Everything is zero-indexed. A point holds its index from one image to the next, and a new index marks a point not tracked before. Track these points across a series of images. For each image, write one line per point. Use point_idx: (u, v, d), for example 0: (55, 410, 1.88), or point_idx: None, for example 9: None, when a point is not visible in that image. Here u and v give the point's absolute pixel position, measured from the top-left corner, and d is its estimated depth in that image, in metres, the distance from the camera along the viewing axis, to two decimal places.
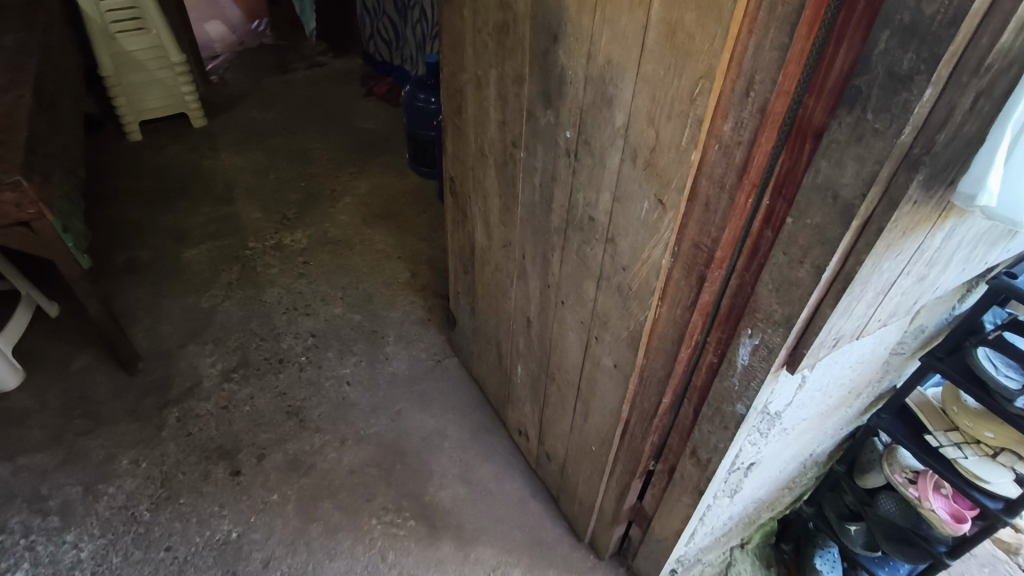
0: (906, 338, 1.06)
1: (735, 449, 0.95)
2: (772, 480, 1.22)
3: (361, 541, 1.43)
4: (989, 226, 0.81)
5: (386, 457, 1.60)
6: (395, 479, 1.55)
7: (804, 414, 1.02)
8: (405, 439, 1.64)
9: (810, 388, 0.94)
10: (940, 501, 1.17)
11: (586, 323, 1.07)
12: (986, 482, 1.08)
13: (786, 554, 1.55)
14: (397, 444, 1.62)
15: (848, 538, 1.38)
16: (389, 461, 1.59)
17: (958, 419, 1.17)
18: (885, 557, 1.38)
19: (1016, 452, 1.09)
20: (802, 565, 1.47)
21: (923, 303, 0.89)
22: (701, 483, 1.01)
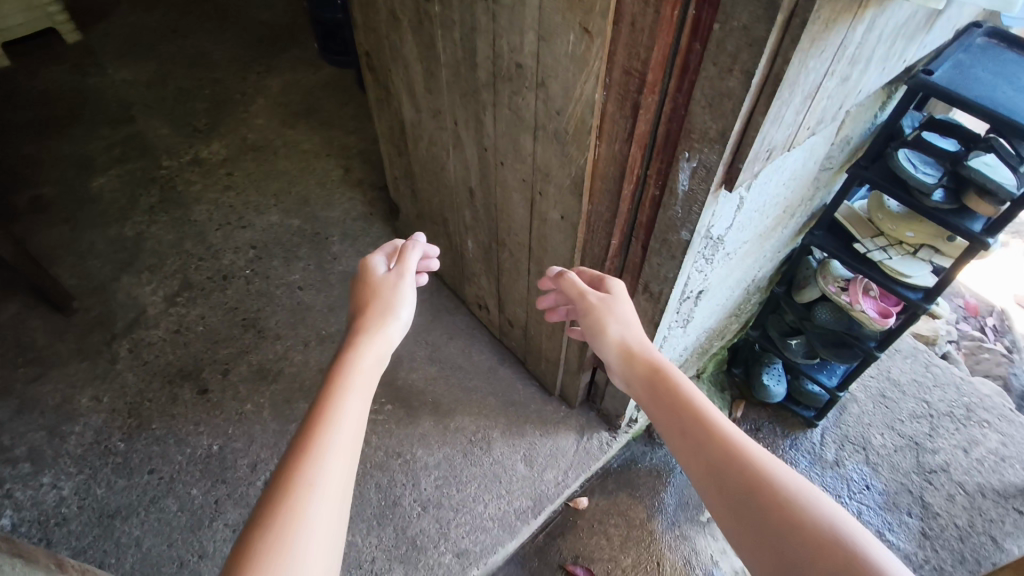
0: (834, 150, 1.10)
1: (684, 278, 0.99)
2: (720, 307, 1.30)
3: None
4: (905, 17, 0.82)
5: None
6: None
7: (744, 238, 1.07)
8: None
9: (748, 208, 0.98)
10: (869, 303, 1.28)
11: (529, 181, 1.06)
12: (908, 277, 1.19)
13: (737, 376, 1.75)
14: None
15: (790, 352, 1.52)
16: None
17: (883, 225, 1.24)
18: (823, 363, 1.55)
19: (933, 246, 1.19)
20: (753, 382, 1.65)
21: (848, 108, 0.91)
22: (655, 317, 1.07)
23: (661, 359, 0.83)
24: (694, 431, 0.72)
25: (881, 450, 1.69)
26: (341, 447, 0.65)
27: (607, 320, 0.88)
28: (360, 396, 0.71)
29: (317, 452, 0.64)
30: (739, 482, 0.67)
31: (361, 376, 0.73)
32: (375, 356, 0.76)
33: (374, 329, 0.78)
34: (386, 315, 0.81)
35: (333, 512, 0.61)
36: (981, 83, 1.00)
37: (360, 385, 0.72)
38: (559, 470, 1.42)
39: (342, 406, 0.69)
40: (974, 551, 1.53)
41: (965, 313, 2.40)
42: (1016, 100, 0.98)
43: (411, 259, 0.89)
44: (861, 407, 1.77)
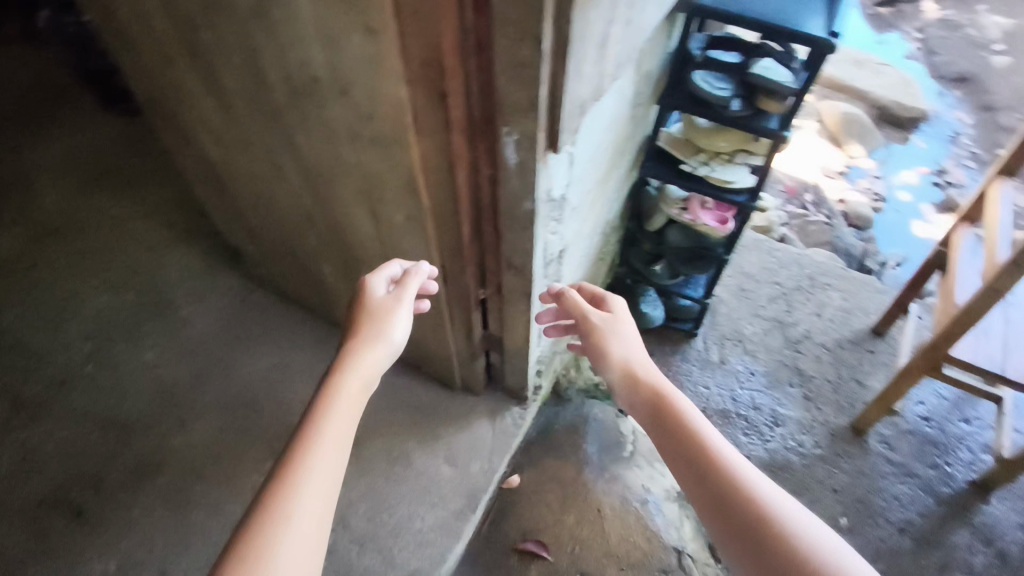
0: (640, 86, 1.16)
1: (542, 243, 1.01)
2: (584, 256, 1.34)
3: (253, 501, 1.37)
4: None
5: (237, 413, 1.51)
6: (258, 425, 1.49)
7: (586, 189, 1.11)
8: (249, 387, 1.55)
9: (580, 162, 1.01)
10: (709, 214, 1.46)
11: (363, 191, 1.01)
12: (733, 182, 1.35)
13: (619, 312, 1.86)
14: (243, 395, 1.54)
15: (658, 276, 1.65)
16: (244, 414, 1.50)
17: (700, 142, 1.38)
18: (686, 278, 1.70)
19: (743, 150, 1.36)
20: (633, 314, 1.77)
21: (639, 46, 0.95)
22: (527, 288, 1.08)
23: (647, 362, 0.95)
24: (673, 427, 0.84)
25: (755, 336, 1.90)
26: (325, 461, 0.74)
27: (600, 323, 1.00)
28: (345, 419, 0.80)
29: (303, 464, 0.73)
30: (709, 477, 0.78)
31: (346, 400, 0.81)
32: (360, 380, 0.84)
33: (355, 355, 0.86)
34: (371, 343, 0.88)
35: (316, 517, 0.70)
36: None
37: (343, 406, 0.80)
38: (484, 458, 1.42)
39: (326, 425, 0.78)
40: (846, 396, 1.78)
41: (786, 196, 2.71)
42: (776, 8, 1.10)
43: (412, 282, 0.96)
44: (729, 305, 1.98)
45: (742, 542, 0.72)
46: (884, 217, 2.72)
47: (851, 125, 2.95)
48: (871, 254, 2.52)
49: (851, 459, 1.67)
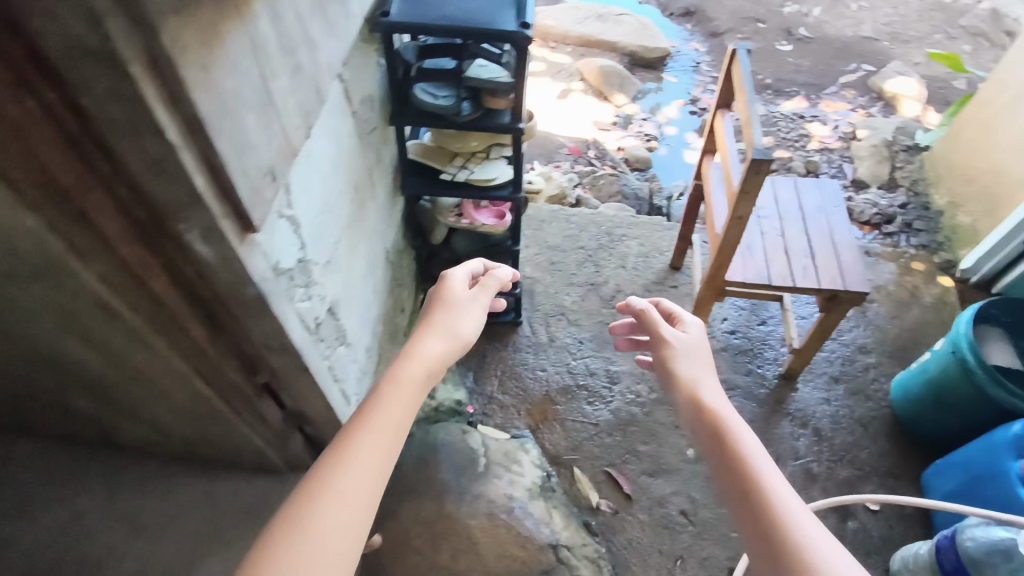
0: (358, 115, 1.09)
1: (294, 316, 0.92)
2: (366, 298, 1.27)
3: None
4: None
5: None
6: None
7: (332, 238, 1.03)
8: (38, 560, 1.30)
9: (309, 219, 0.93)
10: (485, 214, 1.48)
11: (61, 324, 0.84)
12: (493, 179, 1.37)
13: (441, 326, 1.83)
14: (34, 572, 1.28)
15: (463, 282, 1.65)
16: None
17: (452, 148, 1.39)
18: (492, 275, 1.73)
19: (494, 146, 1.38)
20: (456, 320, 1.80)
21: (327, 85, 0.88)
22: (301, 364, 0.98)
23: (705, 376, 0.98)
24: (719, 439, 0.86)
25: (574, 305, 1.98)
26: (374, 447, 0.78)
27: (670, 333, 1.05)
28: (398, 411, 0.82)
29: (355, 447, 0.77)
30: (747, 496, 0.78)
31: (408, 394, 0.85)
32: (423, 375, 0.88)
33: (420, 348, 0.92)
34: (443, 338, 0.94)
35: (356, 495, 0.73)
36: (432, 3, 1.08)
37: (395, 399, 0.83)
38: None
39: (381, 415, 0.81)
40: None
41: (573, 158, 2.82)
42: (464, 7, 1.08)
43: (491, 275, 1.06)
44: (544, 282, 2.03)
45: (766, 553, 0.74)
46: (660, 154, 2.94)
47: (611, 77, 3.12)
48: (658, 191, 2.71)
49: None
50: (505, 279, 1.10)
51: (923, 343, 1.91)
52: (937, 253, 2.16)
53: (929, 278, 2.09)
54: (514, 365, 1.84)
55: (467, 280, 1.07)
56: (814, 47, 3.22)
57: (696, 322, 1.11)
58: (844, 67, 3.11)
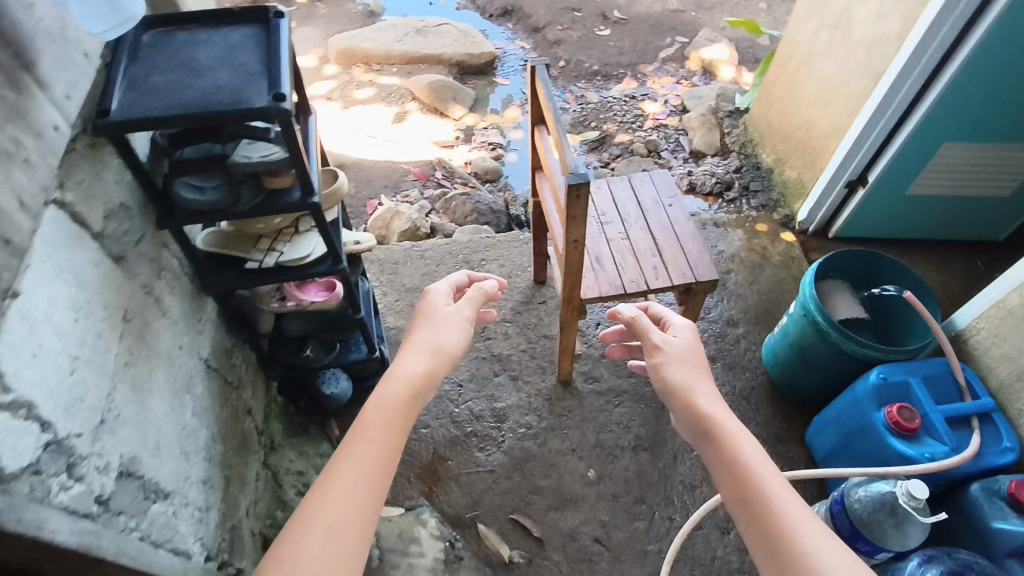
0: (97, 239, 0.91)
1: (53, 515, 0.74)
2: (175, 433, 1.09)
3: None
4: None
5: None
6: None
7: (97, 393, 0.86)
8: None
9: (39, 394, 0.75)
10: (312, 291, 1.33)
11: None
12: (308, 256, 1.22)
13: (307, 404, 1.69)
14: None
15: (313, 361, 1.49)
16: None
17: (253, 230, 1.22)
18: (348, 343, 1.60)
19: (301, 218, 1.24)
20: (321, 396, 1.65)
21: (21, 230, 0.71)
22: (90, 557, 0.81)
23: (691, 367, 1.03)
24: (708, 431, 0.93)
25: None
26: (356, 478, 0.89)
27: (654, 332, 1.08)
28: (379, 443, 0.93)
29: (339, 478, 0.89)
30: (739, 484, 0.87)
31: (392, 420, 0.96)
32: (406, 400, 0.99)
33: (402, 370, 1.02)
34: (428, 357, 1.06)
35: (341, 518, 0.86)
36: (164, 89, 0.92)
37: (383, 416, 0.96)
38: None
39: (365, 445, 0.93)
40: (544, 355, 1.85)
41: (420, 183, 2.63)
42: (205, 88, 0.92)
43: (473, 294, 1.21)
44: None
45: (757, 533, 0.83)
46: (510, 161, 2.81)
47: (443, 92, 2.93)
48: (513, 199, 2.59)
49: (574, 411, 1.74)
50: (492, 286, 1.26)
51: (782, 302, 1.98)
52: (776, 211, 2.26)
53: (774, 237, 2.18)
54: None
55: (449, 294, 1.22)
56: (631, 27, 3.28)
57: (684, 324, 1.13)
58: (661, 42, 3.19)
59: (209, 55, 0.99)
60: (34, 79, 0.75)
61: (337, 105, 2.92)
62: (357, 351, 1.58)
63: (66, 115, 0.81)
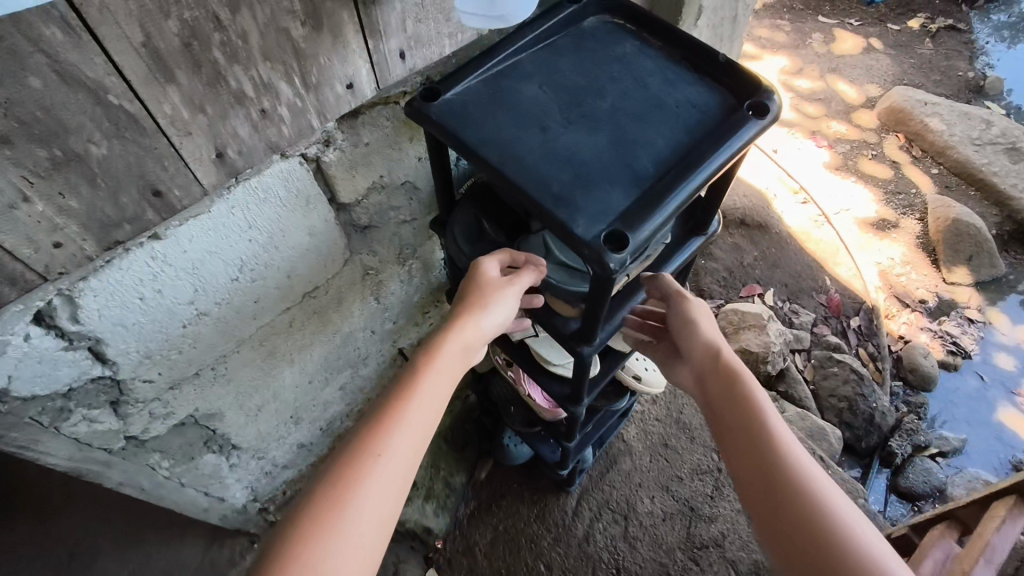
0: (333, 215, 0.72)
1: (58, 434, 0.65)
2: (298, 402, 0.94)
3: None
4: (152, 42, 0.43)
5: None
6: None
7: (205, 349, 0.70)
8: None
9: (120, 338, 0.61)
10: (537, 386, 1.02)
11: None
12: (554, 364, 0.89)
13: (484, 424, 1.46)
14: None
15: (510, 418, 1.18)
16: None
17: None
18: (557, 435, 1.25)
19: None
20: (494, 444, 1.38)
21: (201, 182, 0.53)
22: (81, 474, 0.72)
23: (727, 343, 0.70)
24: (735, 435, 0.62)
25: (646, 519, 1.40)
26: (412, 430, 0.57)
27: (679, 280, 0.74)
28: (448, 384, 0.62)
29: (382, 443, 0.55)
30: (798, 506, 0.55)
31: (446, 365, 0.62)
32: (449, 365, 0.62)
33: (444, 344, 0.62)
34: (477, 286, 0.65)
35: (388, 498, 0.53)
36: (522, 109, 0.61)
37: (417, 401, 0.59)
38: None
39: (422, 387, 0.60)
40: None
41: (824, 312, 1.93)
42: (560, 145, 0.59)
43: (530, 272, 0.66)
44: (635, 461, 1.48)
45: None
46: (955, 382, 1.90)
47: (961, 241, 2.04)
48: (906, 431, 1.76)
49: None
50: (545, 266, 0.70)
51: None
52: None
53: None
54: (523, 535, 1.39)
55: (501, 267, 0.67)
56: None
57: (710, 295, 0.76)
58: None
59: (620, 98, 0.63)
60: (351, 13, 0.52)
61: (825, 158, 2.28)
62: (549, 450, 1.23)
63: (377, 76, 0.59)
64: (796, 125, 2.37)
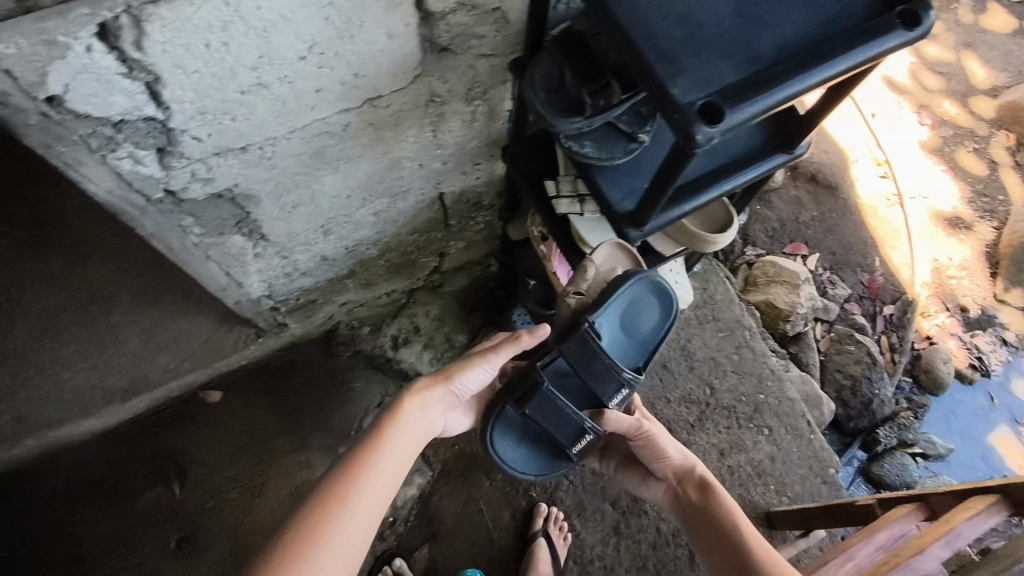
0: (415, 18, 0.67)
1: (103, 165, 0.66)
2: (331, 213, 0.94)
3: None
4: None
5: (14, 157, 1.35)
6: (16, 180, 1.33)
7: (256, 126, 0.70)
8: None
9: (178, 82, 0.60)
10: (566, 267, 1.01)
11: None
12: (588, 247, 0.89)
13: None
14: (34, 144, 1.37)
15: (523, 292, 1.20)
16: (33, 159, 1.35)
17: None
18: None
19: None
20: (500, 314, 1.37)
21: None
22: (116, 211, 0.74)
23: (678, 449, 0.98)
24: (706, 518, 0.92)
25: None
26: (392, 462, 0.77)
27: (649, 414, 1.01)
28: (418, 428, 0.83)
29: (372, 465, 0.75)
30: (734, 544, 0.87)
31: (415, 416, 0.82)
32: (422, 414, 0.83)
33: (422, 401, 0.83)
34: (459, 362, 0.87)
35: (375, 503, 0.73)
36: None
37: (398, 442, 0.78)
38: (175, 357, 1.21)
39: (401, 428, 0.80)
40: (659, 561, 1.30)
41: (861, 291, 1.88)
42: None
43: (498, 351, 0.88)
44: None
45: None
46: (964, 395, 1.88)
47: None
48: (897, 424, 1.77)
49: None
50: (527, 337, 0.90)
51: None
52: None
53: None
54: None
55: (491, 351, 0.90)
56: None
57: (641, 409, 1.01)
58: None
59: None
60: None
61: (923, 138, 2.12)
62: None
63: None
64: (906, 92, 2.18)
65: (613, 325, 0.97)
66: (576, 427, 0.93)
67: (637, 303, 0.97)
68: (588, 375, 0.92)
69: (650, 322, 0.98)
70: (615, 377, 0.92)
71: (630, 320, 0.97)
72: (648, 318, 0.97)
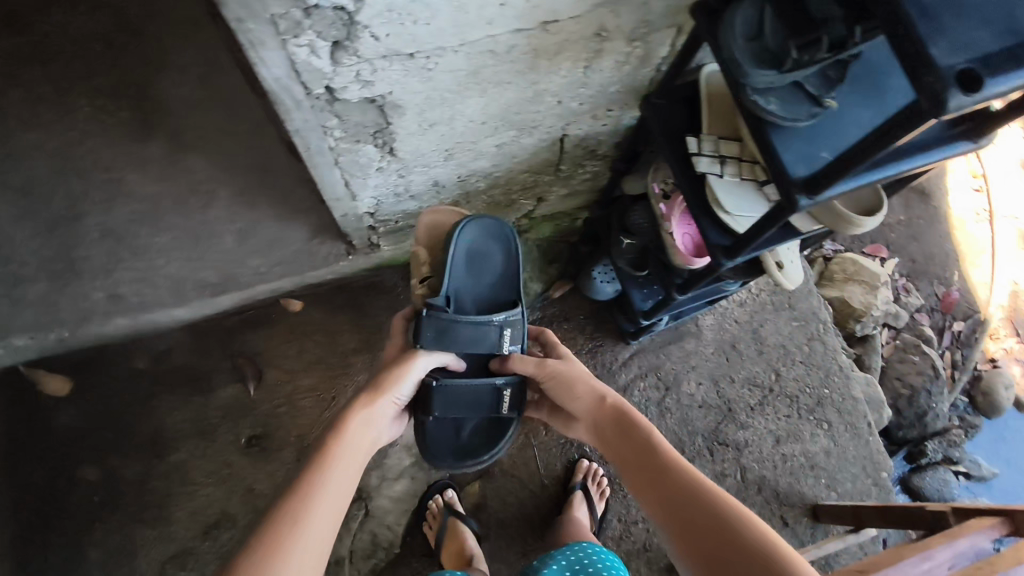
0: None
1: (282, 48, 0.64)
2: (460, 138, 0.92)
3: (63, 122, 1.23)
4: None
5: (121, 37, 1.33)
6: (122, 59, 1.30)
7: (433, 32, 0.68)
8: (153, 23, 1.34)
9: None
10: (681, 231, 0.98)
11: None
12: (723, 212, 0.84)
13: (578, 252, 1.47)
14: (142, 25, 1.34)
15: (616, 252, 1.18)
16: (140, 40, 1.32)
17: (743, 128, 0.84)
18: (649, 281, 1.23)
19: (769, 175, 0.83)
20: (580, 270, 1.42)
21: None
22: (275, 100, 0.73)
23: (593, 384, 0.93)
24: (627, 453, 0.84)
25: (685, 399, 1.45)
26: (347, 472, 0.73)
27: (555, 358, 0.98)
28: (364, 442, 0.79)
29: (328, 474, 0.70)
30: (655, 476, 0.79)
31: (359, 428, 0.79)
32: (367, 428, 0.80)
33: (366, 414, 0.81)
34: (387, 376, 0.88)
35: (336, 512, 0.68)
36: None
37: (351, 455, 0.75)
38: (265, 261, 1.21)
39: (351, 439, 0.77)
40: None
41: (933, 303, 1.84)
42: None
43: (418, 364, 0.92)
44: (698, 346, 1.49)
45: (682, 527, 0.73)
46: (1017, 422, 1.85)
47: None
48: (946, 440, 1.74)
49: None
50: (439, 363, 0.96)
51: None
52: None
53: None
54: None
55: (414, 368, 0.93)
56: None
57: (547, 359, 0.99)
58: None
59: None
60: None
61: None
62: (637, 292, 1.23)
63: None
64: None
65: (462, 278, 1.04)
66: (488, 391, 1.03)
67: (477, 254, 1.05)
68: (457, 346, 0.95)
69: (500, 259, 1.07)
70: (488, 326, 0.98)
71: (478, 272, 1.06)
72: (492, 260, 1.06)
